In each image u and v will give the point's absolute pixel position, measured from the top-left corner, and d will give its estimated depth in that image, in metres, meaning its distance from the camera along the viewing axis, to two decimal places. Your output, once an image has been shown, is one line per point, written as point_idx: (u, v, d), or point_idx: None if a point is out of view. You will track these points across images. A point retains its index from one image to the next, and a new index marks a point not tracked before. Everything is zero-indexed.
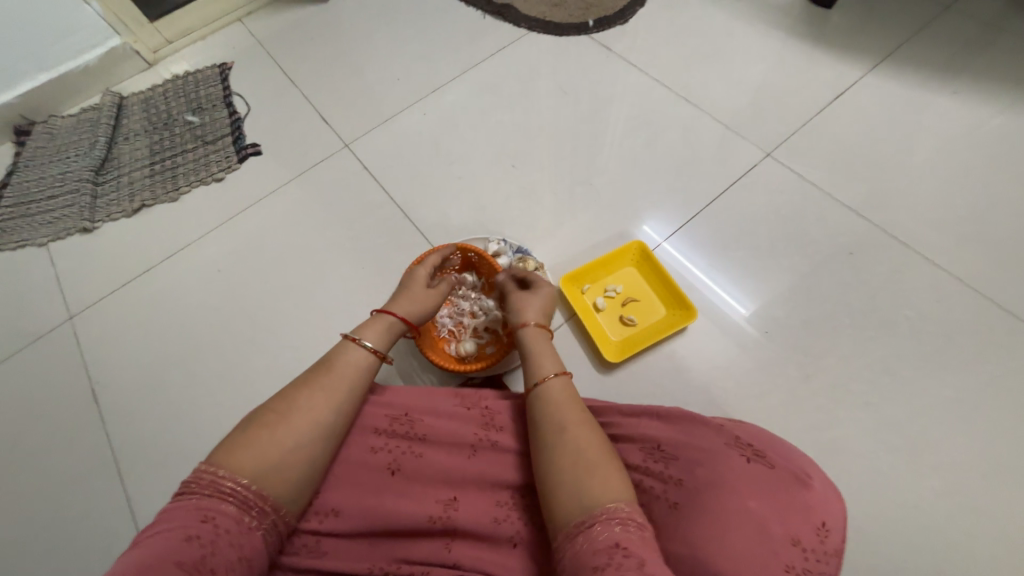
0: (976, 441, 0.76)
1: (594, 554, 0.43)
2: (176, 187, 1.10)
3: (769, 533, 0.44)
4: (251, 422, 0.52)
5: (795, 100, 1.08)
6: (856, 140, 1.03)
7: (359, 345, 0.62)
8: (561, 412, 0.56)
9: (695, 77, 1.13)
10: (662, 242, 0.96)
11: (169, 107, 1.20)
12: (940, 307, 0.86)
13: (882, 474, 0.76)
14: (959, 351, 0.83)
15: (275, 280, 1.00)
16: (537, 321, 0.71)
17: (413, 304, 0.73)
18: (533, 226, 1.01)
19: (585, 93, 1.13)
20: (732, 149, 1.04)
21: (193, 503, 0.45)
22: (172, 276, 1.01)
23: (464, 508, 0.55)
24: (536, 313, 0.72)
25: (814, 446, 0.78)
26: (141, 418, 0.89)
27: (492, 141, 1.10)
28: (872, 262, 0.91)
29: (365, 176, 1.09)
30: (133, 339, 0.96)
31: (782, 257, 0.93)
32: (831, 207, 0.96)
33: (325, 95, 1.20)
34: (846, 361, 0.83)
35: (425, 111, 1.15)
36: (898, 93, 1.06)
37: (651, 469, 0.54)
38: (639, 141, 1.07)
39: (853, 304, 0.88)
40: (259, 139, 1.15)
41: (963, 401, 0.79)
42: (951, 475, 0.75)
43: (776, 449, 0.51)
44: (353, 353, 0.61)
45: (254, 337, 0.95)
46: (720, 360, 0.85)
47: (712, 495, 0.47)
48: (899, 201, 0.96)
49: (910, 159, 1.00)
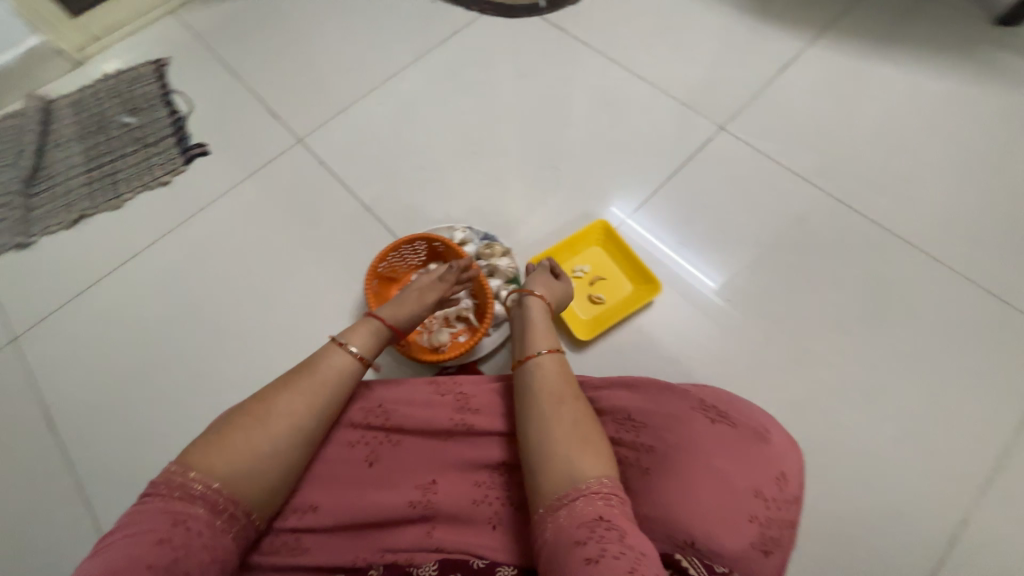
0: (918, 385, 0.83)
1: (577, 528, 0.44)
2: (118, 194, 1.03)
3: (733, 487, 0.47)
4: (226, 423, 0.51)
5: (744, 74, 1.11)
6: (803, 110, 1.07)
7: (344, 349, 0.60)
8: (543, 392, 0.57)
9: (648, 55, 1.14)
10: (625, 220, 0.98)
11: (103, 108, 1.13)
12: (883, 264, 0.92)
13: (838, 423, 0.81)
14: (900, 304, 0.89)
15: (236, 285, 0.96)
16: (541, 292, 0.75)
17: (400, 307, 0.71)
18: (498, 212, 1.01)
19: (541, 75, 1.13)
20: (688, 124, 1.06)
21: (162, 505, 0.45)
22: (123, 288, 0.96)
23: (443, 491, 0.56)
24: (546, 289, 0.76)
25: (776, 403, 0.83)
26: (103, 437, 0.85)
27: (451, 128, 1.09)
28: (822, 226, 0.96)
29: (323, 171, 1.06)
30: (87, 357, 0.91)
31: (739, 227, 0.96)
32: (782, 176, 1.01)
33: (273, 89, 1.15)
34: (801, 322, 0.88)
35: (380, 101, 1.12)
36: (838, 63, 1.11)
37: (623, 440, 0.55)
38: (598, 121, 1.08)
39: (806, 267, 0.92)
40: (205, 138, 1.10)
41: (906, 349, 0.85)
42: (898, 418, 0.81)
43: (738, 408, 0.54)
44: (339, 357, 0.59)
45: (218, 345, 0.92)
46: (686, 330, 0.88)
47: (682, 459, 0.49)
48: (843, 167, 1.01)
49: (852, 126, 1.05)
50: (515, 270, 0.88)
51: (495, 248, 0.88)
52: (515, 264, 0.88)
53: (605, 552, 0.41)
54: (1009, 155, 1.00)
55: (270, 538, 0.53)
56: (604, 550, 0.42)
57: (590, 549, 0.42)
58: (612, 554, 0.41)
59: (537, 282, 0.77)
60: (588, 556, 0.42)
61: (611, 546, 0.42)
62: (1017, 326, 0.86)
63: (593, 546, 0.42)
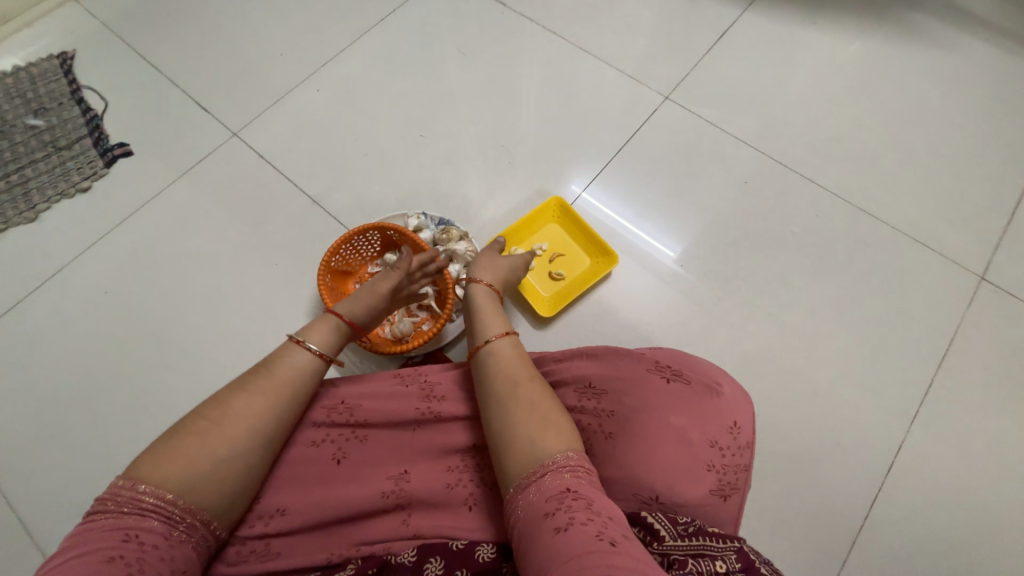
0: (856, 330, 0.89)
1: (546, 501, 0.45)
2: (31, 205, 0.94)
3: (690, 441, 0.50)
4: (178, 431, 0.48)
5: (685, 43, 1.13)
6: (741, 76, 1.10)
7: (303, 347, 0.58)
8: (506, 373, 0.57)
9: (591, 27, 1.14)
10: (580, 195, 0.99)
11: (1, 110, 1.01)
12: (821, 220, 0.97)
13: (788, 372, 0.86)
14: (837, 256, 0.94)
15: (178, 292, 0.91)
16: (490, 282, 0.73)
17: (360, 302, 0.68)
18: (451, 195, 0.99)
19: (485, 52, 1.11)
20: (633, 96, 1.08)
21: (110, 522, 0.42)
22: (49, 306, 0.89)
23: (415, 480, 0.56)
24: (493, 275, 0.75)
25: (731, 359, 0.87)
26: (46, 466, 0.79)
27: (397, 112, 1.05)
28: (764, 187, 1.00)
29: (262, 165, 1.00)
30: (17, 384, 0.84)
31: (688, 194, 0.99)
32: (725, 141, 1.04)
33: (199, 80, 1.07)
34: (750, 281, 0.92)
35: (318, 87, 1.07)
36: (771, 28, 1.14)
37: (585, 407, 0.55)
38: (545, 96, 1.07)
39: (752, 228, 0.96)
40: (126, 137, 1.01)
41: (844, 298, 0.91)
42: (840, 362, 0.87)
43: (691, 366, 0.55)
44: (298, 356, 0.57)
45: (165, 356, 0.87)
46: (644, 298, 0.90)
47: (642, 421, 0.51)
48: (780, 129, 1.05)
49: (787, 89, 1.09)
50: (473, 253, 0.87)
51: (451, 232, 0.87)
52: (472, 248, 0.87)
53: (573, 519, 0.42)
54: (925, 109, 1.07)
55: (236, 548, 0.51)
56: (572, 518, 0.43)
57: (559, 518, 0.43)
58: (580, 521, 0.42)
59: (480, 268, 0.75)
60: (558, 525, 0.42)
61: (579, 514, 0.43)
62: (937, 268, 0.93)
63: (562, 515, 0.43)
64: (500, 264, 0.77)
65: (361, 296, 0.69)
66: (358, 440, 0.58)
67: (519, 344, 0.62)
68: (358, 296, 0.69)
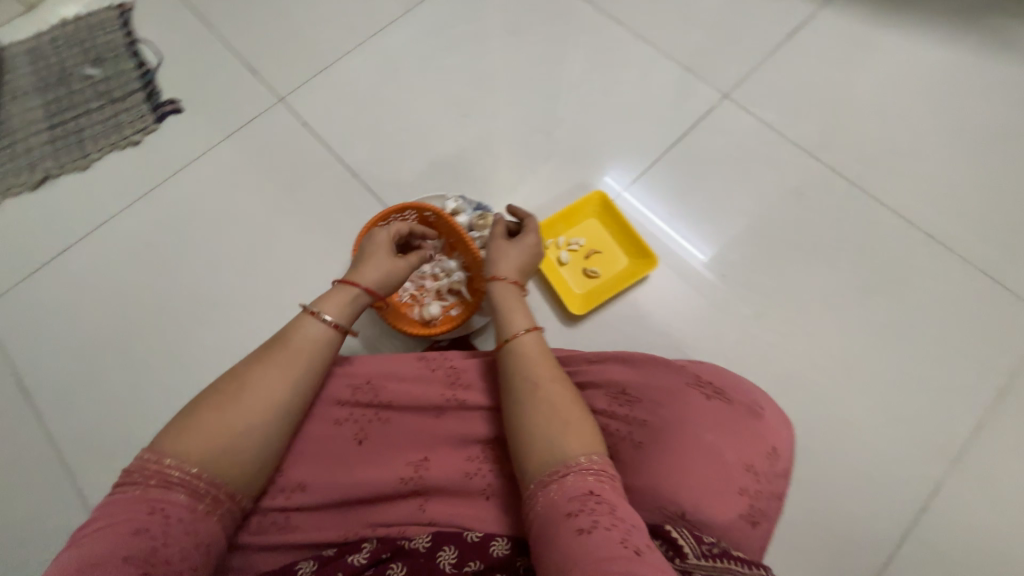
0: (903, 361, 0.84)
1: (569, 501, 0.44)
2: (84, 154, 0.97)
3: (725, 462, 0.48)
4: (197, 406, 0.49)
5: (750, 38, 1.06)
6: (807, 78, 1.03)
7: (317, 318, 0.57)
8: (528, 368, 0.56)
9: (651, 14, 1.08)
10: (622, 191, 0.96)
11: (62, 58, 1.03)
12: (878, 241, 0.91)
13: (825, 398, 0.82)
14: (891, 281, 0.89)
15: (215, 253, 0.92)
16: (510, 278, 0.68)
17: (379, 271, 0.66)
18: (490, 180, 0.97)
19: (537, 33, 1.07)
20: (688, 91, 1.02)
21: (136, 494, 0.44)
22: (95, 255, 0.92)
23: (435, 467, 0.56)
24: (510, 268, 0.70)
25: (764, 377, 0.83)
26: (82, 408, 0.83)
27: (442, 89, 1.03)
28: (820, 200, 0.94)
29: (305, 132, 1.00)
30: (61, 327, 0.87)
31: (736, 200, 0.94)
32: (783, 148, 0.98)
33: (249, 41, 1.06)
34: (794, 298, 0.88)
35: (365, 57, 1.05)
36: (846, 29, 1.06)
37: (616, 413, 0.54)
38: (595, 84, 1.03)
39: (800, 242, 0.91)
40: (176, 94, 1.02)
41: (895, 326, 0.86)
42: (882, 393, 0.82)
43: (734, 386, 0.54)
44: (312, 327, 0.56)
45: (199, 314, 0.89)
46: (678, 305, 0.87)
47: (676, 434, 0.49)
48: (844, 140, 0.98)
49: (856, 96, 1.01)
50: None
51: (489, 219, 0.85)
52: None
53: (597, 523, 0.42)
54: (1008, 130, 0.98)
55: (258, 518, 0.52)
56: (596, 522, 0.42)
57: (582, 520, 0.42)
58: (604, 525, 0.42)
59: (496, 262, 0.70)
60: (580, 527, 0.42)
61: (603, 518, 0.42)
62: (1001, 304, 0.87)
63: (585, 517, 0.42)
64: (516, 253, 0.71)
65: (382, 265, 0.66)
66: (381, 422, 0.58)
67: (539, 337, 0.60)
68: (377, 263, 0.66)
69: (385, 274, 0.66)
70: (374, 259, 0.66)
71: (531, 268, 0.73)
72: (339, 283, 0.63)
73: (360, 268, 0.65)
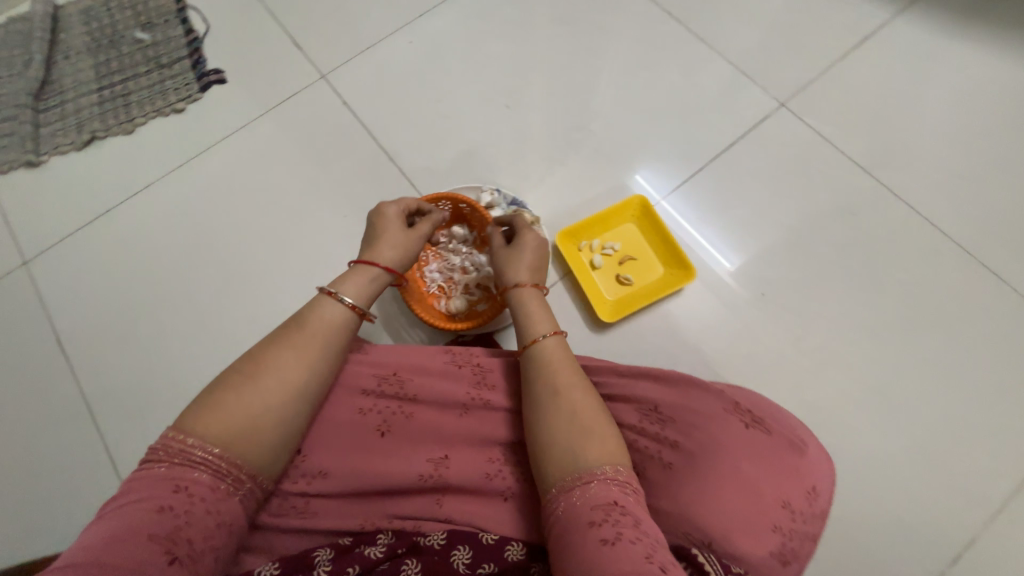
0: (949, 402, 0.79)
1: (591, 510, 0.43)
2: (130, 118, 0.98)
3: (760, 494, 0.45)
4: (218, 386, 0.48)
5: (814, 44, 1.00)
6: (873, 91, 0.97)
7: (336, 300, 0.57)
8: (553, 373, 0.54)
9: (710, 12, 1.03)
10: (663, 198, 0.92)
11: (114, 20, 1.04)
12: (933, 272, 0.86)
13: (860, 433, 0.78)
14: (944, 316, 0.83)
15: (249, 227, 0.93)
16: (530, 281, 0.65)
17: (395, 249, 0.64)
18: (527, 175, 0.94)
19: (589, 24, 1.03)
20: (742, 96, 0.97)
21: (161, 472, 0.44)
22: (135, 219, 0.93)
23: (455, 466, 0.55)
24: (525, 271, 0.66)
25: (796, 405, 0.80)
26: (114, 368, 0.85)
27: (486, 76, 1.00)
28: (875, 224, 0.89)
29: (344, 112, 0.99)
30: (99, 287, 0.90)
31: (783, 217, 0.90)
32: (838, 164, 0.93)
33: (297, 15, 1.06)
34: (836, 324, 0.84)
35: (410, 39, 1.03)
36: (921, 40, 0.99)
37: (646, 430, 0.53)
38: (644, 83, 0.99)
39: (848, 267, 0.87)
40: (221, 64, 1.02)
41: (943, 365, 0.81)
42: (923, 434, 0.77)
43: (774, 416, 0.51)
44: (331, 309, 0.56)
45: (229, 287, 0.90)
46: (711, 321, 0.84)
47: (709, 459, 0.47)
48: (907, 160, 0.92)
49: (925, 114, 0.95)
50: None
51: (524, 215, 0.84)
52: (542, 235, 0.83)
53: (621, 535, 0.41)
54: None
55: (279, 500, 0.53)
56: (620, 533, 0.41)
57: (606, 531, 0.41)
58: (629, 538, 0.40)
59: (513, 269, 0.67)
60: (604, 537, 0.41)
61: (627, 530, 0.41)
62: None
63: (608, 528, 0.41)
64: (528, 256, 0.67)
65: (396, 243, 0.65)
66: (404, 416, 0.57)
67: (564, 341, 0.58)
68: (391, 242, 0.64)
69: (401, 252, 0.65)
70: (388, 237, 0.64)
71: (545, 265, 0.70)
72: (356, 264, 0.62)
73: (375, 246, 0.64)
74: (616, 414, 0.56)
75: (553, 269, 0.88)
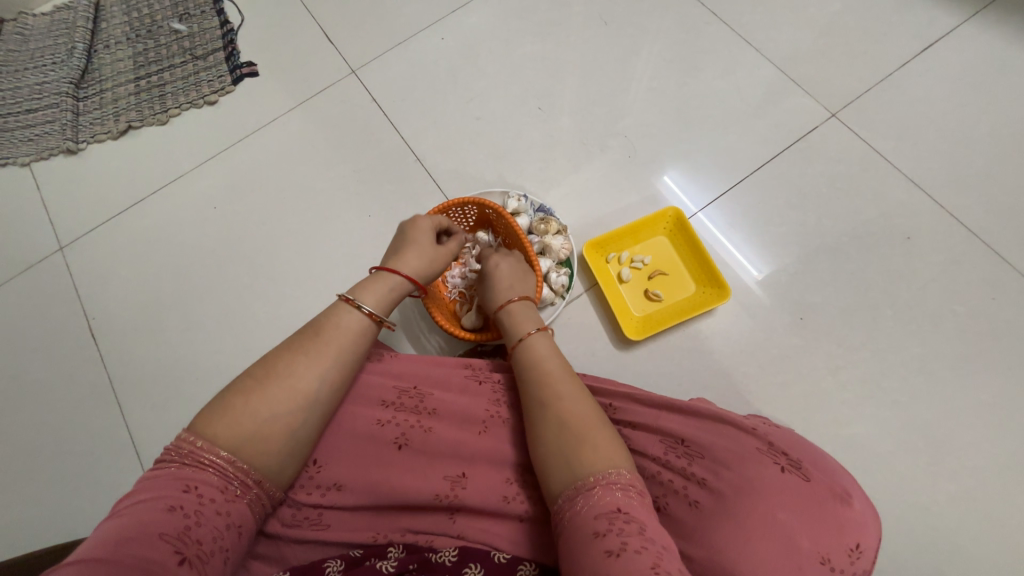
0: (1002, 447, 0.73)
1: (595, 519, 0.41)
2: (164, 108, 0.99)
3: (796, 547, 0.41)
4: (229, 388, 0.47)
5: (872, 51, 0.93)
6: (935, 105, 0.90)
7: (355, 308, 0.54)
8: (556, 385, 0.52)
9: (759, 14, 0.97)
10: (698, 210, 0.88)
11: (153, 10, 1.06)
12: (993, 305, 0.79)
13: (899, 474, 0.73)
14: (1002, 353, 0.77)
15: (275, 223, 0.93)
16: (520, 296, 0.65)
17: (421, 259, 0.62)
18: (556, 181, 0.91)
19: (628, 25, 0.98)
20: (790, 105, 0.92)
21: (172, 472, 0.42)
22: (166, 209, 0.94)
23: (471, 483, 0.52)
24: (513, 290, 0.66)
25: (832, 439, 0.75)
26: (141, 356, 0.87)
27: (519, 77, 0.97)
28: (931, 250, 0.83)
29: (374, 109, 0.98)
30: (130, 275, 0.91)
31: (827, 236, 0.85)
32: (893, 182, 0.86)
33: (330, 9, 1.05)
34: (879, 356, 0.78)
35: (443, 36, 1.01)
36: (995, 50, 0.91)
37: (671, 464, 0.50)
38: (684, 88, 0.94)
39: (897, 294, 0.81)
40: (254, 57, 1.02)
41: (998, 406, 0.75)
42: (970, 480, 0.72)
43: (814, 461, 0.47)
44: (350, 318, 0.53)
45: (254, 282, 0.90)
46: (744, 344, 0.80)
47: (740, 502, 0.44)
48: (970, 181, 0.85)
49: (994, 132, 0.88)
50: (568, 251, 0.80)
51: (551, 224, 0.81)
52: (569, 245, 0.80)
53: (625, 545, 0.38)
54: None
55: (291, 510, 0.51)
56: (625, 543, 0.38)
57: (610, 541, 0.39)
58: (634, 548, 0.38)
59: (501, 290, 0.66)
60: (609, 548, 0.38)
61: (633, 539, 0.39)
62: None
63: (613, 538, 0.39)
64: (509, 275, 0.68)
65: (421, 253, 0.63)
66: (423, 431, 0.54)
67: (549, 337, 0.59)
68: (417, 252, 0.62)
69: (424, 263, 0.63)
70: (416, 247, 0.62)
71: (526, 277, 0.70)
72: (378, 270, 0.59)
73: (400, 254, 0.62)
74: (639, 444, 0.54)
75: (579, 281, 0.85)
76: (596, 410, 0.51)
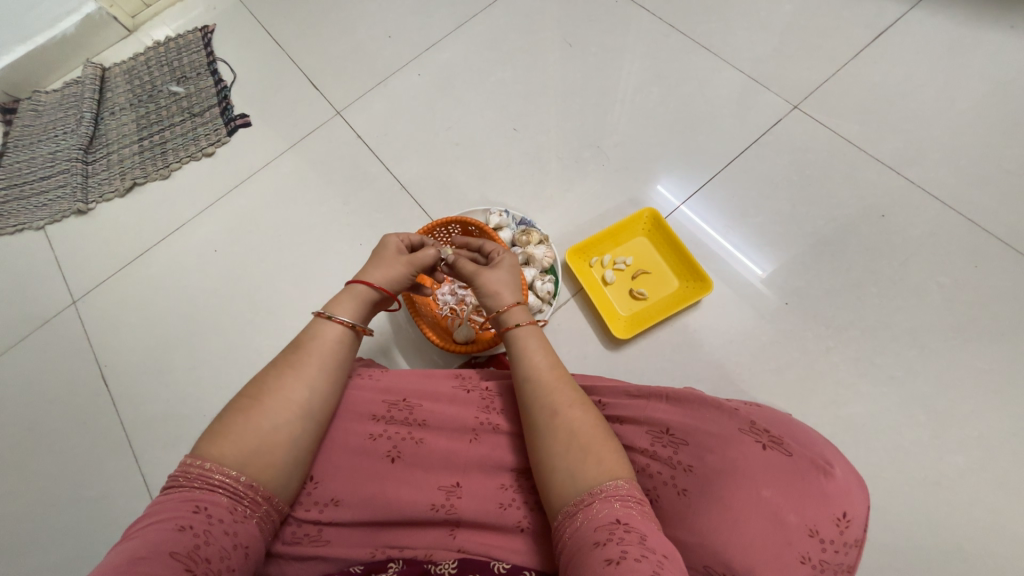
0: (1005, 413, 0.72)
1: (595, 530, 0.41)
2: (166, 163, 1.06)
3: (784, 523, 0.41)
4: (230, 409, 0.49)
5: (827, 44, 0.97)
6: (896, 88, 0.93)
7: (328, 319, 0.56)
8: (544, 393, 0.52)
9: (715, 22, 1.02)
10: (678, 208, 0.91)
11: (153, 77, 1.14)
12: (977, 272, 0.80)
13: (903, 450, 0.72)
14: (994, 319, 0.77)
15: (272, 259, 0.97)
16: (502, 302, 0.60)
17: (391, 271, 0.62)
18: (538, 194, 0.95)
19: (594, 44, 1.04)
20: (754, 103, 0.95)
21: (183, 494, 0.44)
22: (170, 257, 1.00)
23: (468, 495, 0.53)
24: (491, 294, 0.61)
25: (833, 422, 0.74)
26: (151, 399, 0.90)
27: (493, 102, 1.03)
28: (907, 224, 0.84)
29: (360, 145, 1.03)
30: (138, 322, 0.95)
31: (805, 223, 0.86)
32: (863, 163, 0.89)
33: (314, 58, 1.12)
34: (870, 333, 0.78)
35: (420, 72, 1.08)
36: (946, 30, 0.95)
37: (658, 454, 0.50)
38: (651, 97, 0.99)
39: (881, 271, 0.82)
40: (247, 109, 1.10)
41: (996, 372, 0.74)
42: (977, 449, 0.70)
43: (795, 436, 0.47)
44: (328, 330, 0.55)
45: (255, 318, 0.94)
46: (733, 334, 0.81)
47: (725, 484, 0.44)
48: (938, 155, 0.87)
49: (958, 107, 0.90)
50: (552, 260, 0.83)
51: (533, 234, 0.84)
52: (551, 253, 0.83)
53: (625, 553, 0.39)
54: None
55: (292, 528, 0.52)
56: (625, 552, 0.39)
57: (611, 549, 0.39)
58: (634, 556, 0.38)
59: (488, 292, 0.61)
60: (609, 557, 0.39)
61: (632, 548, 0.39)
62: None
63: (613, 547, 0.39)
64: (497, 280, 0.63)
65: (396, 265, 0.63)
66: (415, 443, 0.56)
67: (539, 330, 0.58)
68: (387, 262, 0.62)
69: (395, 272, 0.62)
70: (386, 259, 0.63)
71: (510, 283, 0.63)
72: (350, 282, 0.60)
73: (369, 267, 0.62)
74: (625, 437, 0.53)
75: (565, 286, 0.87)
76: (595, 417, 0.51)
